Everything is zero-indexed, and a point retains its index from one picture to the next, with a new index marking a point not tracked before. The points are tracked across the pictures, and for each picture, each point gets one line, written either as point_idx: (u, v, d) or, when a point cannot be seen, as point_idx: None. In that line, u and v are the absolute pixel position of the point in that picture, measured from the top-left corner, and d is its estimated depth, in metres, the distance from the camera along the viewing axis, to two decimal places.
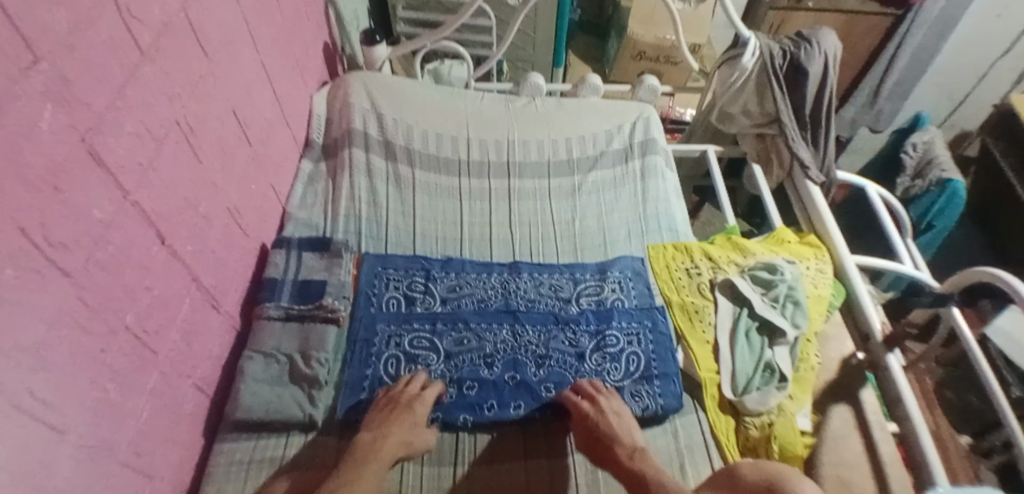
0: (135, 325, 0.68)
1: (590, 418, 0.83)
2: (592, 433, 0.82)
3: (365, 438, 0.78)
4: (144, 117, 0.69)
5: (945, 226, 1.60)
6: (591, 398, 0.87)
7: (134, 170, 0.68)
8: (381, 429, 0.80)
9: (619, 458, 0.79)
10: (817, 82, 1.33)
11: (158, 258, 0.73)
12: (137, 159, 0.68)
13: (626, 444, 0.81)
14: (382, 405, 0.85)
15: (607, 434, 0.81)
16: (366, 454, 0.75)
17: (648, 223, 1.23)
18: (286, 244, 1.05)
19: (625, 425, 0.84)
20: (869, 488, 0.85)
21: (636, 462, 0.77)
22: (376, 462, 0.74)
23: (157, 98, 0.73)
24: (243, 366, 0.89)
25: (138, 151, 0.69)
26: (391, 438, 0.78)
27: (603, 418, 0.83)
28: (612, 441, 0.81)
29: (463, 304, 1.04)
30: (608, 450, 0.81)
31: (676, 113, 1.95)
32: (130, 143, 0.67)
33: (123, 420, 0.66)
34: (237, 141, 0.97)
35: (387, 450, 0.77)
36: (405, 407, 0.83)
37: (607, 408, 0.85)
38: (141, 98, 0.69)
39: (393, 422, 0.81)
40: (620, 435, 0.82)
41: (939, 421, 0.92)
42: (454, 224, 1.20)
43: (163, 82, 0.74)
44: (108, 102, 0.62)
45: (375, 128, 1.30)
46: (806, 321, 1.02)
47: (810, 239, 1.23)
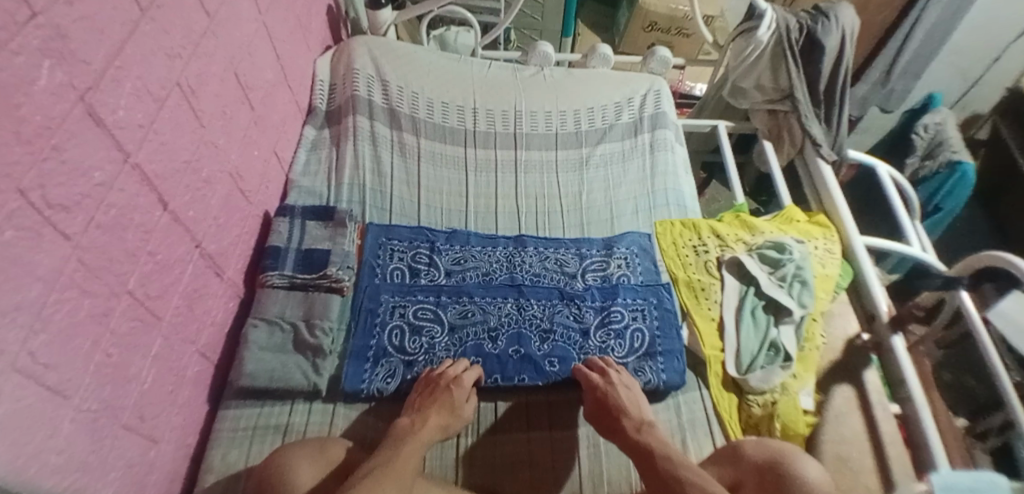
0: (137, 290, 0.67)
1: (602, 391, 0.84)
2: (604, 405, 0.82)
3: (404, 423, 0.78)
4: (143, 76, 0.67)
5: (953, 208, 1.58)
6: (604, 373, 0.87)
7: (135, 131, 0.66)
8: (420, 413, 0.79)
9: (626, 432, 0.78)
10: (834, 57, 1.29)
11: (160, 223, 0.72)
12: (137, 120, 0.66)
13: (636, 417, 0.80)
14: (421, 389, 0.85)
15: (616, 405, 0.81)
16: (403, 435, 0.75)
17: (655, 198, 1.21)
18: (289, 213, 1.03)
19: (633, 399, 0.84)
20: (868, 465, 0.87)
21: (641, 435, 0.77)
22: (415, 443, 0.73)
23: (157, 58, 0.70)
24: (247, 333, 0.88)
25: (139, 112, 0.67)
26: (431, 422, 0.78)
27: (613, 389, 0.84)
28: (622, 414, 0.81)
29: (467, 277, 1.04)
30: (617, 422, 0.80)
31: (686, 87, 1.91)
32: (131, 104, 0.65)
33: (126, 384, 0.66)
34: (238, 104, 0.94)
35: (425, 434, 0.76)
36: (440, 388, 0.83)
37: (618, 382, 0.85)
38: (140, 57, 0.66)
39: (432, 406, 0.80)
40: (630, 408, 0.82)
41: (935, 400, 0.94)
42: (459, 195, 1.18)
43: (163, 41, 0.71)
44: (107, 59, 0.60)
45: (379, 95, 1.27)
46: (812, 301, 1.01)
47: (818, 218, 1.22)
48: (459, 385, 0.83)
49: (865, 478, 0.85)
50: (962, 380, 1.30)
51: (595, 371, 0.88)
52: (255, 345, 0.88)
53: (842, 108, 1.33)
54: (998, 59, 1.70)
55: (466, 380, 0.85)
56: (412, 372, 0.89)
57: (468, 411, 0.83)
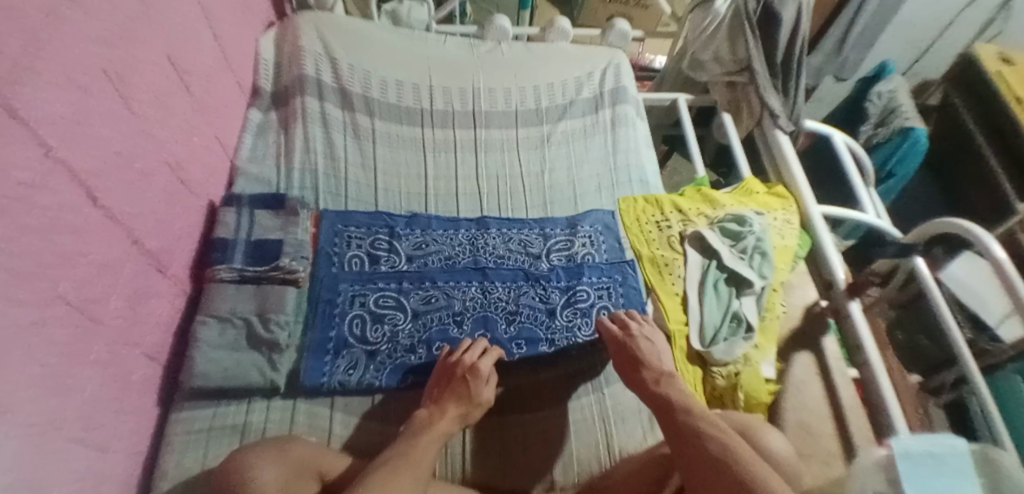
0: (73, 294, 0.62)
1: (623, 344, 0.83)
2: (624, 357, 0.82)
3: (423, 414, 0.75)
4: (64, 63, 0.61)
5: (906, 174, 1.64)
6: (625, 326, 0.87)
7: (59, 123, 0.60)
8: (438, 405, 0.77)
9: (646, 382, 0.77)
10: (790, 27, 1.29)
11: (93, 220, 0.66)
12: (61, 111, 0.60)
13: (658, 367, 0.79)
14: (438, 373, 0.82)
15: (636, 356, 0.81)
16: (420, 428, 0.72)
17: (618, 175, 1.21)
18: (236, 202, 0.98)
19: (655, 350, 0.82)
20: (827, 429, 0.92)
21: (661, 385, 0.75)
22: (432, 435, 0.70)
23: (81, 42, 0.64)
24: (196, 331, 0.84)
25: (61, 101, 0.60)
26: (449, 413, 0.75)
27: (633, 340, 0.84)
28: (644, 366, 0.79)
29: (429, 262, 1.01)
30: (638, 374, 0.79)
31: (646, 60, 1.89)
32: (52, 94, 0.58)
33: (67, 395, 0.62)
34: (175, 88, 0.87)
35: (443, 426, 0.73)
36: (459, 375, 0.80)
37: (641, 334, 0.85)
38: (62, 42, 0.60)
39: (449, 397, 0.78)
40: (653, 360, 0.80)
41: (890, 358, 0.97)
42: (418, 177, 1.14)
43: (87, 24, 0.65)
44: (24, 46, 0.54)
45: (329, 74, 1.20)
46: (772, 272, 1.03)
47: (777, 190, 1.24)
48: (478, 369, 0.81)
49: (826, 442, 0.89)
50: (914, 338, 1.37)
51: (618, 324, 0.87)
52: (205, 343, 0.83)
53: (799, 79, 1.32)
54: (947, 29, 1.78)
55: (483, 364, 0.82)
56: (376, 363, 0.87)
57: (489, 394, 0.80)
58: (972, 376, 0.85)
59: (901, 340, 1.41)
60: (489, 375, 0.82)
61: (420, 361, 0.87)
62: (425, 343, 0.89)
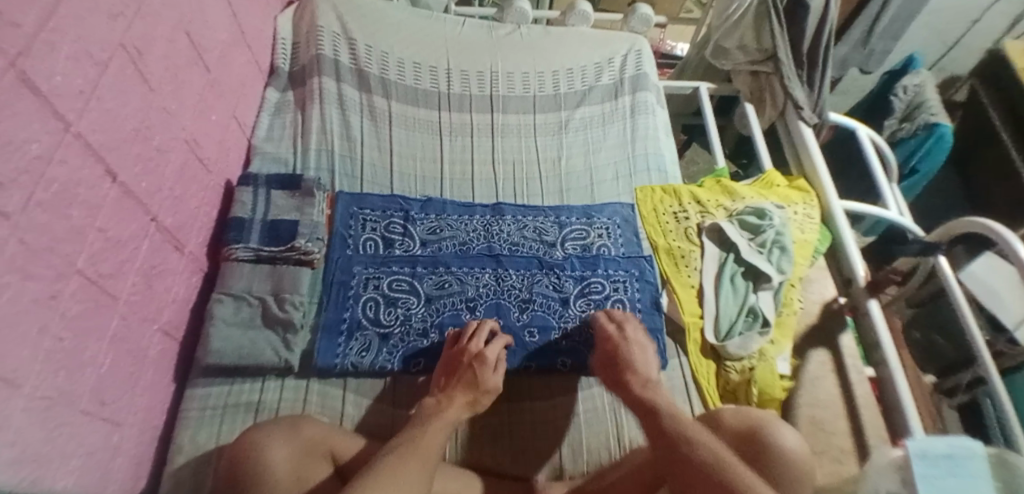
0: (88, 269, 0.63)
1: (615, 346, 0.79)
2: (613, 357, 0.78)
3: (430, 402, 0.73)
4: (81, 37, 0.60)
5: (929, 172, 1.60)
6: (621, 328, 0.83)
7: (75, 99, 0.59)
8: (445, 393, 0.75)
9: (628, 383, 0.72)
10: (818, 16, 1.25)
11: (110, 197, 0.66)
12: (77, 86, 0.60)
13: (644, 371, 0.74)
14: (449, 364, 0.81)
15: (625, 358, 0.77)
16: (427, 415, 0.70)
17: (636, 164, 1.19)
18: (252, 181, 0.97)
19: (645, 356, 0.78)
20: (841, 425, 0.91)
21: (646, 387, 0.70)
22: (438, 422, 0.68)
23: (98, 16, 0.63)
24: (211, 309, 0.84)
25: (77, 76, 0.60)
26: (456, 400, 0.73)
27: (625, 343, 0.80)
28: (630, 368, 0.75)
29: (443, 247, 1.00)
30: (624, 374, 0.74)
31: (667, 47, 1.87)
32: (68, 69, 0.58)
33: (82, 369, 0.63)
34: (191, 66, 0.86)
35: (451, 413, 0.71)
36: (467, 363, 0.79)
37: (635, 338, 0.81)
38: (80, 17, 0.60)
39: (457, 387, 0.75)
40: (641, 364, 0.75)
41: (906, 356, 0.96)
42: (433, 161, 1.13)
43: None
44: (41, 19, 0.54)
45: (346, 55, 1.19)
46: (791, 267, 1.02)
47: (799, 183, 1.22)
48: (484, 358, 0.79)
49: (839, 440, 0.89)
50: (929, 338, 1.35)
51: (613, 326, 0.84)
52: (220, 320, 0.84)
53: (825, 73, 1.28)
54: (977, 23, 1.72)
55: (491, 351, 0.81)
56: (388, 346, 0.87)
57: (497, 382, 0.78)
58: (989, 376, 0.85)
59: (917, 339, 1.38)
60: (496, 363, 0.80)
61: (433, 346, 0.88)
62: (437, 328, 0.90)
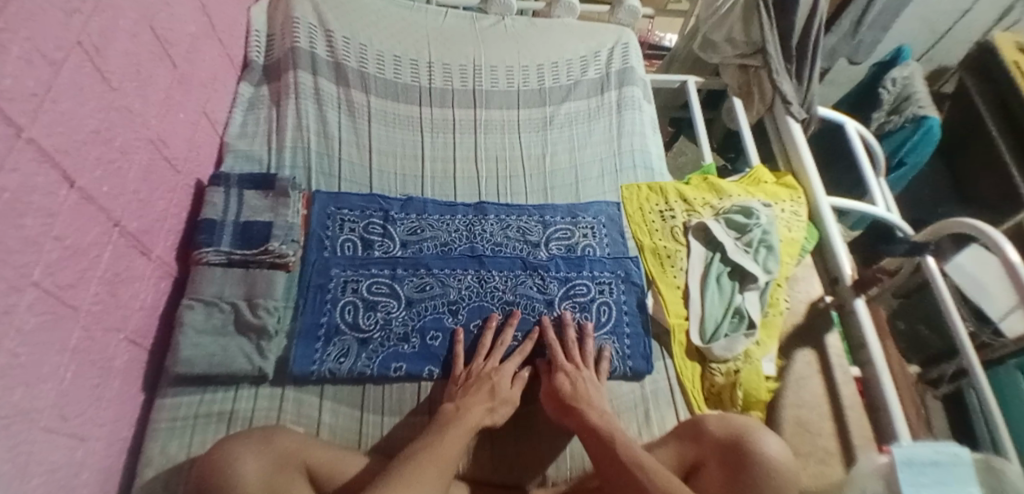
0: (45, 280, 0.58)
1: (569, 376, 0.80)
2: (565, 387, 0.79)
3: (449, 408, 0.75)
4: (32, 35, 0.55)
5: (917, 163, 1.59)
6: (575, 358, 0.84)
7: (26, 101, 0.54)
8: (463, 400, 0.76)
9: (584, 413, 0.74)
10: (808, 12, 1.23)
11: (68, 203, 0.62)
12: (28, 87, 0.55)
13: (597, 406, 0.76)
14: (464, 374, 0.82)
15: (583, 392, 0.78)
16: (447, 421, 0.72)
17: (622, 160, 1.16)
18: (224, 181, 0.93)
19: (597, 392, 0.80)
20: (826, 427, 0.92)
21: (604, 420, 0.73)
22: (458, 428, 0.70)
23: (51, 13, 0.58)
24: (181, 315, 0.81)
25: (29, 77, 0.55)
26: (475, 405, 0.75)
27: (581, 376, 0.81)
28: (586, 402, 0.76)
29: (424, 248, 0.98)
30: (575, 404, 0.76)
31: (655, 38, 1.84)
32: (19, 70, 0.53)
33: (40, 385, 0.59)
34: (157, 61, 0.81)
35: (473, 418, 0.73)
36: (484, 374, 0.81)
37: (585, 372, 0.83)
38: (30, 15, 0.55)
39: (473, 394, 0.77)
40: (594, 398, 0.78)
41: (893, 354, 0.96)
42: (414, 158, 1.10)
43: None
44: None
45: (323, 48, 1.15)
46: (777, 267, 1.01)
47: (787, 179, 1.21)
48: (499, 369, 0.82)
49: (824, 441, 0.89)
50: (915, 328, 1.35)
51: (565, 355, 0.84)
52: (190, 328, 0.80)
53: (814, 63, 1.27)
54: (965, 13, 1.71)
55: (508, 366, 0.83)
56: (367, 351, 0.85)
57: (511, 393, 0.80)
58: (972, 369, 0.83)
59: (903, 330, 1.38)
60: (509, 374, 0.82)
61: (413, 351, 0.86)
62: (418, 333, 0.88)
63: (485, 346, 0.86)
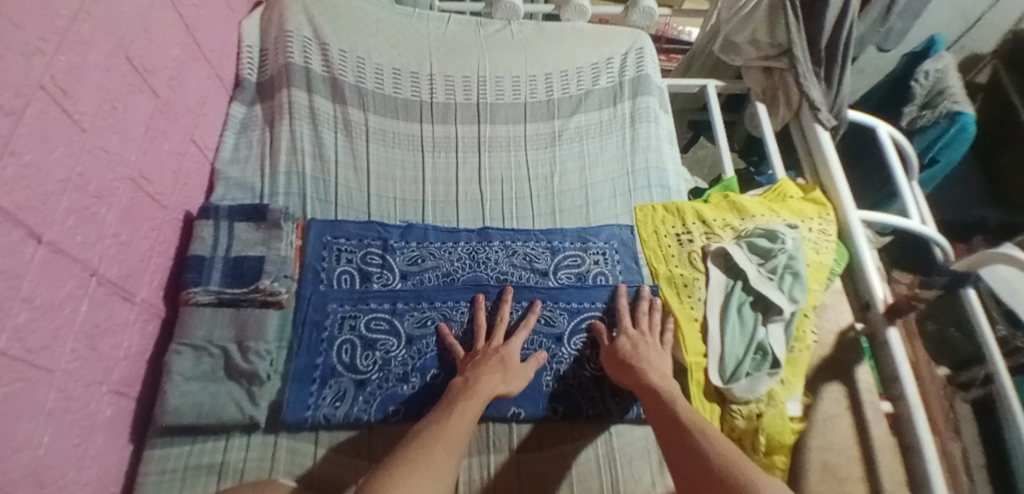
0: (13, 346, 0.54)
1: (632, 341, 0.83)
2: (624, 345, 0.83)
3: (459, 382, 0.74)
4: None
5: (951, 160, 1.50)
6: (643, 326, 0.87)
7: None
8: (473, 373, 0.76)
9: (642, 371, 0.77)
10: (838, 9, 1.13)
11: (36, 261, 0.58)
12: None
13: (657, 367, 0.78)
14: (468, 357, 0.81)
15: (643, 355, 0.81)
16: (459, 394, 0.71)
17: (636, 178, 1.09)
18: (213, 214, 0.88)
19: (656, 353, 0.82)
20: (855, 473, 0.85)
21: (661, 379, 0.75)
22: (468, 401, 0.70)
23: (9, 59, 0.53)
24: (169, 362, 0.77)
25: None
26: (487, 377, 0.75)
27: (647, 340, 0.84)
28: (644, 361, 0.79)
29: (425, 279, 0.93)
30: (634, 363, 0.79)
31: (673, 32, 1.74)
32: None
33: (14, 455, 0.55)
34: (136, 92, 0.76)
35: (484, 388, 0.72)
36: (491, 350, 0.80)
37: (652, 338, 0.85)
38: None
39: (484, 368, 0.76)
40: (655, 360, 0.80)
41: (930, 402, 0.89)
42: (414, 181, 1.04)
43: (16, 37, 0.54)
44: None
45: (319, 62, 1.09)
46: (804, 295, 0.92)
47: (814, 195, 1.12)
48: (506, 344, 0.81)
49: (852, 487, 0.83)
50: None
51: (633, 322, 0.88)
52: (178, 375, 0.76)
53: (845, 67, 1.16)
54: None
55: (511, 343, 0.81)
56: (364, 393, 0.81)
57: (523, 369, 0.79)
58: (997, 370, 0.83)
59: None
60: (519, 349, 0.82)
61: (413, 393, 0.81)
62: (418, 372, 0.83)
63: (483, 326, 0.85)
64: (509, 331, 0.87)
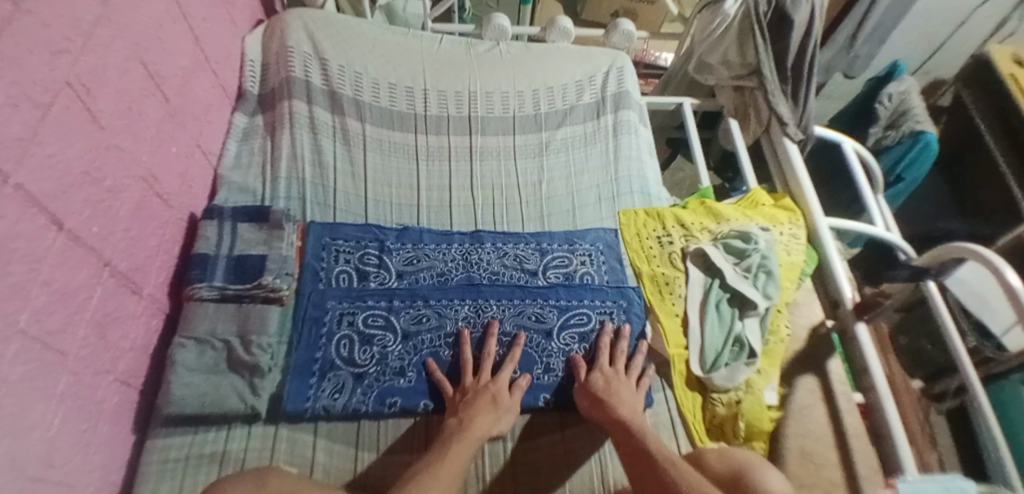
0: (32, 327, 0.57)
1: (605, 378, 0.86)
2: (597, 382, 0.84)
3: (453, 422, 0.76)
4: (18, 80, 0.54)
5: (914, 179, 1.58)
6: (616, 365, 0.89)
7: (12, 147, 0.53)
8: (466, 413, 0.78)
9: (613, 407, 0.79)
10: (802, 32, 1.23)
11: (55, 247, 0.61)
12: (14, 132, 0.54)
13: (628, 404, 0.81)
14: (459, 394, 0.82)
15: (616, 393, 0.83)
16: (453, 435, 0.73)
17: (619, 186, 1.16)
18: (217, 215, 0.93)
19: (622, 394, 0.83)
20: (831, 458, 0.90)
21: (631, 415, 0.78)
22: (462, 442, 0.72)
23: (39, 58, 0.57)
24: (172, 354, 0.79)
25: (15, 122, 0.54)
26: (479, 417, 0.77)
27: (619, 379, 0.86)
28: (617, 398, 0.82)
29: (420, 279, 0.97)
30: (606, 398, 0.81)
31: (651, 57, 1.84)
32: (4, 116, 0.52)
33: (28, 434, 0.57)
34: (148, 97, 0.81)
35: (477, 430, 0.75)
36: (481, 386, 0.82)
37: (625, 378, 0.87)
38: (15, 60, 0.54)
39: (477, 408, 0.78)
40: (626, 397, 0.83)
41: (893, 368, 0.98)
42: (410, 188, 1.10)
43: (45, 37, 0.59)
44: None
45: (318, 77, 1.15)
46: (777, 292, 0.99)
47: (784, 202, 1.20)
48: (495, 380, 0.83)
49: (829, 472, 0.88)
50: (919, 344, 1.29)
51: (607, 361, 0.89)
52: (182, 367, 0.79)
53: (810, 86, 1.26)
54: (963, 25, 1.65)
55: (501, 376, 0.84)
56: (362, 386, 0.84)
57: (514, 402, 0.82)
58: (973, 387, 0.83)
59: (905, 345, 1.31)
60: (508, 381, 0.84)
61: (409, 385, 0.85)
62: (414, 366, 0.86)
63: (470, 361, 0.86)
64: (497, 366, 0.88)
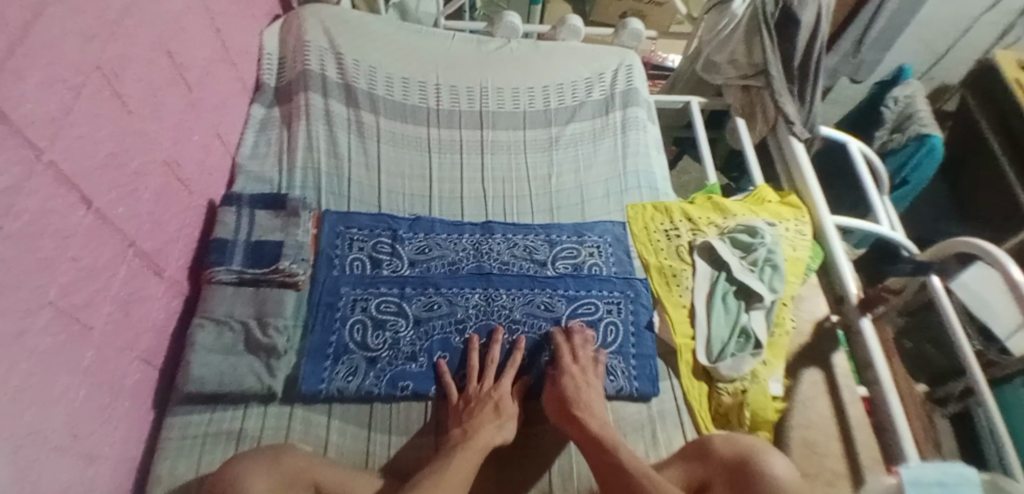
0: (60, 299, 0.59)
1: (574, 382, 0.83)
2: (568, 389, 0.82)
3: (457, 433, 0.77)
4: (52, 61, 0.56)
5: (919, 182, 1.57)
6: (581, 363, 0.87)
7: (47, 125, 0.56)
8: (470, 423, 0.78)
9: (585, 422, 0.77)
10: (809, 32, 1.25)
11: (84, 224, 0.63)
12: (49, 111, 0.56)
13: (600, 417, 0.79)
14: (462, 402, 0.82)
15: (583, 401, 0.80)
16: (459, 444, 0.74)
17: (627, 180, 1.18)
18: (236, 201, 0.95)
19: (591, 400, 0.81)
20: (835, 449, 0.91)
21: (604, 428, 0.77)
22: (468, 449, 0.72)
23: (71, 41, 0.60)
24: (192, 334, 0.82)
25: (49, 101, 0.56)
26: (484, 424, 0.77)
27: (586, 380, 0.84)
28: (586, 408, 0.79)
29: (431, 267, 0.99)
30: (579, 412, 0.78)
31: (658, 58, 1.87)
32: (40, 96, 0.54)
33: (55, 403, 0.59)
34: (171, 86, 0.83)
35: (484, 437, 0.75)
36: (484, 395, 0.82)
37: (593, 377, 0.85)
38: (50, 41, 0.56)
39: (480, 415, 0.78)
40: (595, 406, 0.81)
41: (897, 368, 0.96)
42: (422, 180, 1.12)
43: (78, 21, 0.61)
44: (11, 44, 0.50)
45: (333, 71, 1.17)
46: (783, 286, 1.00)
47: (790, 198, 1.22)
48: (498, 386, 0.84)
49: (832, 463, 0.89)
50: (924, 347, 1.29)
51: (570, 357, 0.87)
52: (201, 347, 0.81)
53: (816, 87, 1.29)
54: (969, 30, 1.67)
55: (501, 385, 0.84)
56: (375, 370, 0.85)
57: (515, 409, 0.82)
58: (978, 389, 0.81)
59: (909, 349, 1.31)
60: (510, 386, 0.85)
61: (420, 370, 0.86)
62: (425, 352, 0.88)
63: (475, 366, 0.86)
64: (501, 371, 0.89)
